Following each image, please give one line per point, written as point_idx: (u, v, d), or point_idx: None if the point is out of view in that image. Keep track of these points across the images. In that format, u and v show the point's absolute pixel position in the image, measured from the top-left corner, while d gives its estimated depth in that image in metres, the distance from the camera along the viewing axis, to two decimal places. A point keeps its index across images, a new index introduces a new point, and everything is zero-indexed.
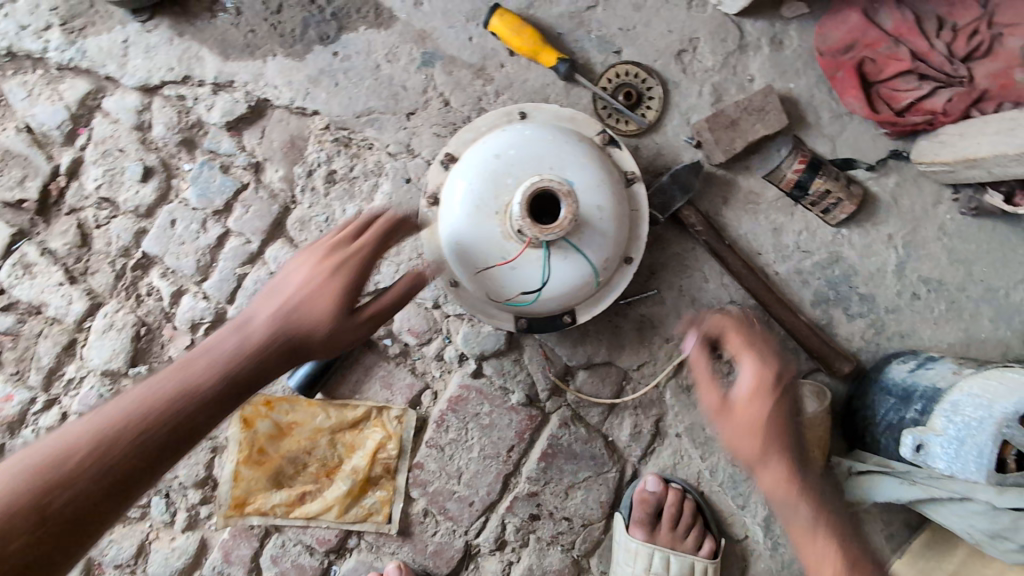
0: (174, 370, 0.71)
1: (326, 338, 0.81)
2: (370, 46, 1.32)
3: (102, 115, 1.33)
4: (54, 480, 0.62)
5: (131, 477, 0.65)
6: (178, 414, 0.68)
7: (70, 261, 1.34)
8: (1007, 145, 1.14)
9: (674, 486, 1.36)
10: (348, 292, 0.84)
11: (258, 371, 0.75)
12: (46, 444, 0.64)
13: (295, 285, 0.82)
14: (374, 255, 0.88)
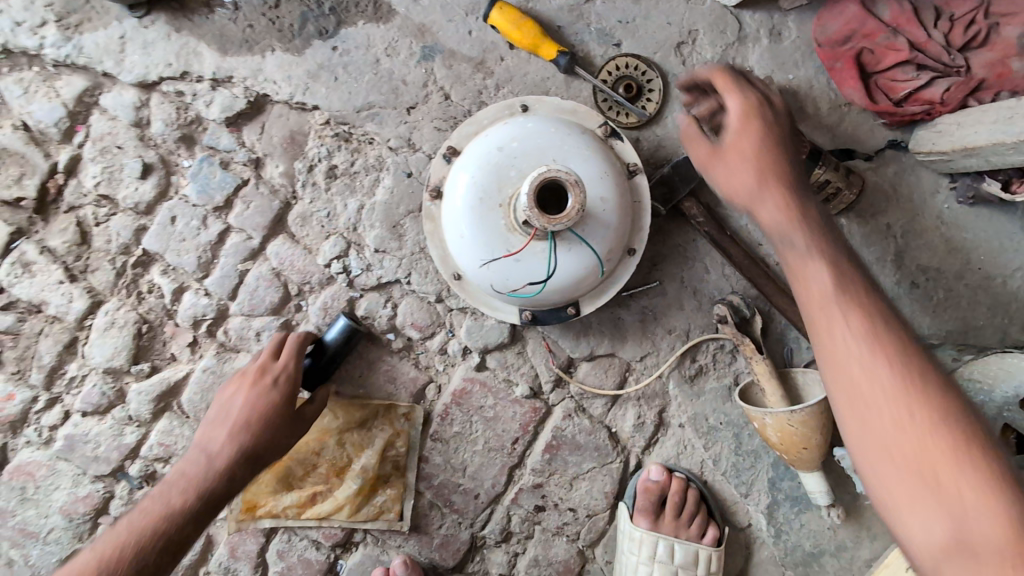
0: (184, 488, 1.10)
1: (280, 446, 1.18)
2: (370, 40, 1.31)
3: (100, 111, 1.32)
4: (149, 541, 1.04)
5: (162, 560, 1.05)
6: (178, 520, 1.07)
7: (70, 259, 1.33)
8: (1005, 135, 1.14)
9: (678, 475, 1.37)
10: (278, 413, 1.17)
11: (223, 488, 1.12)
12: (137, 513, 1.08)
13: (241, 417, 1.16)
14: (297, 373, 1.22)
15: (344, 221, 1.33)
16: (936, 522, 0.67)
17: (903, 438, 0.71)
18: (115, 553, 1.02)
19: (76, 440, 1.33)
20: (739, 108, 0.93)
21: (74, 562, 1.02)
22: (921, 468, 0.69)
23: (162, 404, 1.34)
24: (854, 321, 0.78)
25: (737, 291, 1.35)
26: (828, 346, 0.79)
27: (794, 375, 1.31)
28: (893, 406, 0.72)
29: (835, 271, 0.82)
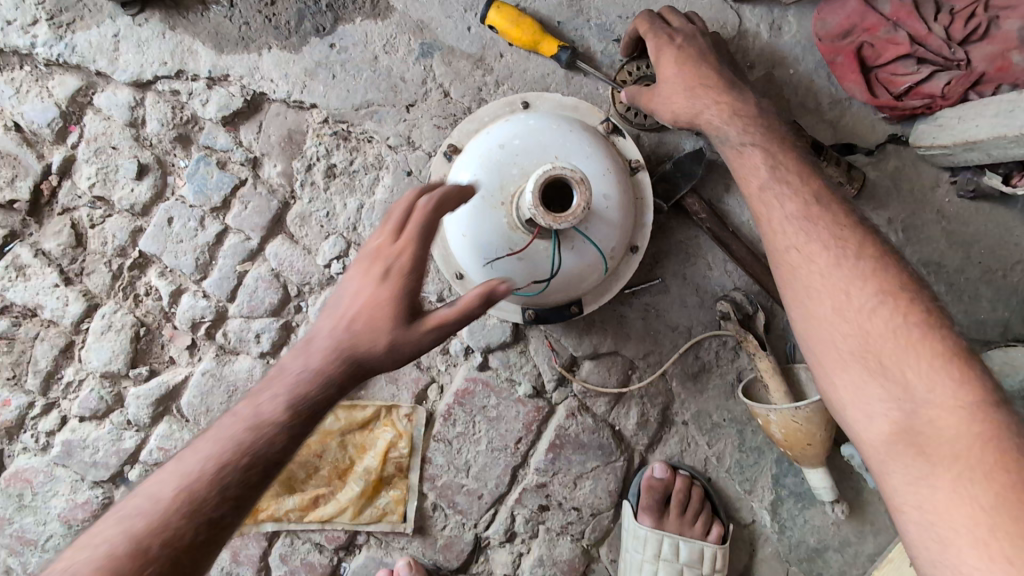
0: (283, 391, 0.82)
1: (384, 356, 0.83)
2: (368, 37, 1.30)
3: (94, 111, 1.30)
4: (235, 467, 0.79)
5: (243, 493, 0.79)
6: (266, 447, 0.80)
7: (66, 262, 1.31)
8: (1007, 128, 1.14)
9: (682, 473, 1.37)
10: (401, 304, 0.83)
11: (325, 396, 0.82)
12: (226, 424, 0.82)
13: (355, 309, 0.83)
14: (424, 251, 0.85)
15: (344, 220, 1.31)
16: (885, 421, 0.83)
17: (858, 353, 0.86)
18: (201, 477, 0.79)
19: (74, 445, 1.31)
20: (673, 75, 1.10)
21: (152, 483, 0.81)
22: (873, 374, 0.84)
23: (161, 408, 1.32)
24: (816, 260, 0.90)
25: (740, 287, 1.34)
26: (793, 285, 0.93)
27: (796, 370, 1.30)
28: (844, 331, 0.87)
29: (797, 214, 0.94)
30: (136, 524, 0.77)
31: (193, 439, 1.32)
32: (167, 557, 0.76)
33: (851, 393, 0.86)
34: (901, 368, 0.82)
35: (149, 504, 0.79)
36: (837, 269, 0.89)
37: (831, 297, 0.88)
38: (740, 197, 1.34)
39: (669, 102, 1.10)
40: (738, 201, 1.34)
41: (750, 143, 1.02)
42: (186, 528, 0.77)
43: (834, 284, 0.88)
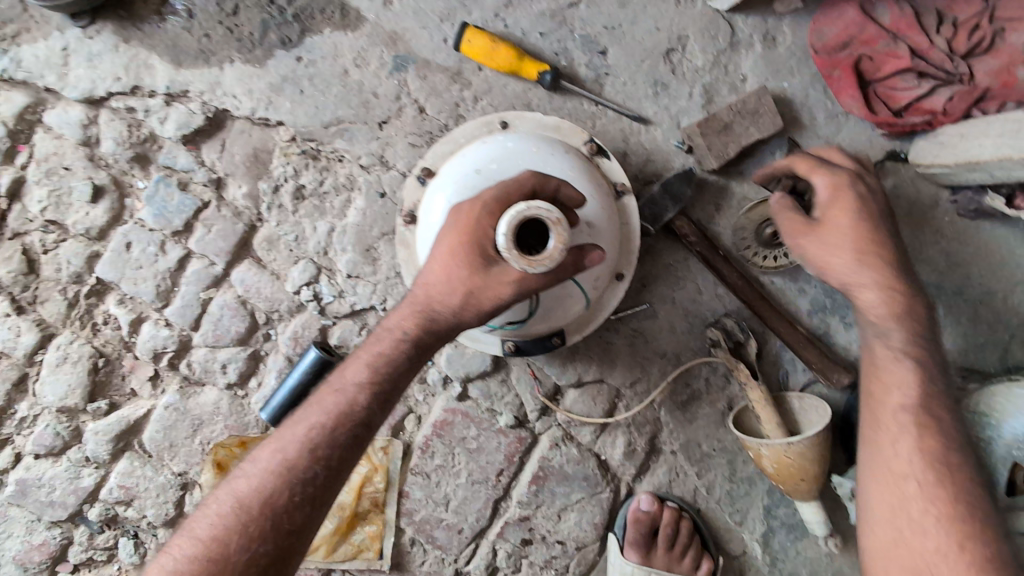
0: (365, 352, 0.93)
1: (460, 307, 0.89)
2: (337, 50, 1.22)
3: (44, 130, 1.21)
4: (329, 426, 0.89)
5: (335, 453, 0.89)
6: (359, 406, 0.91)
7: (16, 290, 1.23)
8: (1012, 150, 1.07)
9: (670, 504, 1.31)
10: (474, 250, 0.87)
11: (402, 353, 0.92)
12: (319, 394, 0.93)
13: (433, 264, 0.91)
14: (503, 199, 0.87)
15: (314, 244, 1.24)
16: (905, 558, 0.90)
17: (898, 497, 0.93)
18: (297, 440, 0.88)
19: (28, 484, 1.24)
20: (830, 195, 1.02)
21: (252, 456, 0.90)
22: (906, 509, 0.92)
23: (121, 443, 1.25)
24: (903, 397, 0.98)
25: (731, 311, 1.28)
26: (869, 415, 1.01)
27: (789, 399, 1.25)
28: (901, 474, 0.94)
29: (887, 333, 1.01)
30: (240, 489, 0.87)
31: (156, 475, 1.25)
32: (267, 518, 0.84)
33: (880, 504, 0.95)
34: (924, 518, 0.90)
35: (252, 468, 0.88)
36: (914, 407, 0.96)
37: (882, 430, 0.98)
38: (732, 218, 1.28)
39: (832, 250, 1.00)
40: (730, 222, 1.28)
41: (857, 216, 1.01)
42: (282, 487, 0.86)
43: (898, 417, 0.97)
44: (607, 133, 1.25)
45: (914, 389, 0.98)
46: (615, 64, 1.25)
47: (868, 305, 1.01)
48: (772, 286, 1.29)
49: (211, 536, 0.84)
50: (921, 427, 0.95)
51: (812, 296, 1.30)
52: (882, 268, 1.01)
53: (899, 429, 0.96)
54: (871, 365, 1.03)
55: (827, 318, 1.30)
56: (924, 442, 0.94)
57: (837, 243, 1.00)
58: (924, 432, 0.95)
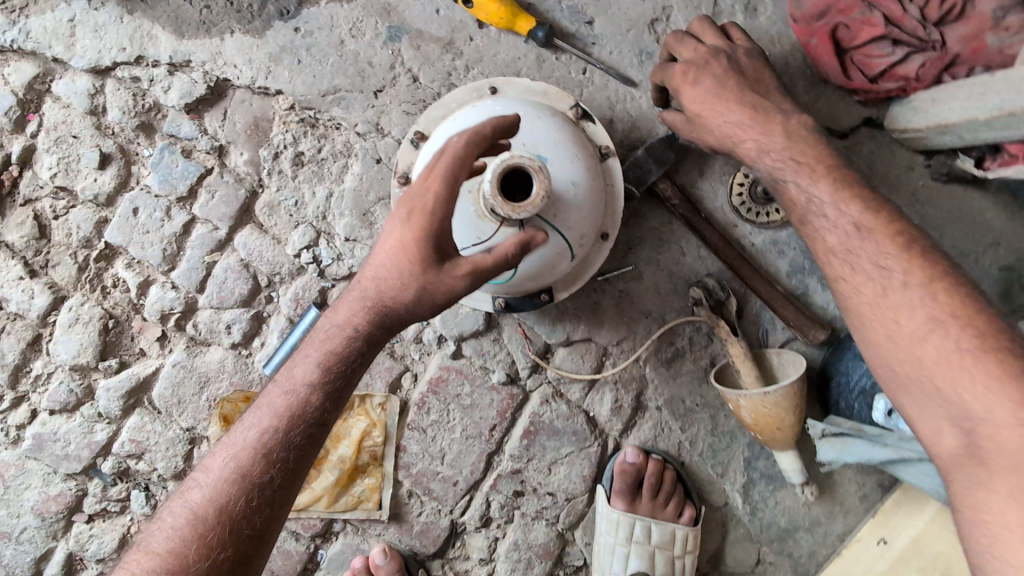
0: (316, 349, 0.91)
1: (414, 302, 0.90)
2: (333, 21, 1.26)
3: (53, 99, 1.26)
4: (282, 429, 0.88)
5: (289, 455, 0.87)
6: (313, 407, 0.89)
7: (29, 254, 1.29)
8: (977, 111, 1.12)
9: (655, 457, 1.38)
10: (427, 245, 0.89)
11: (356, 348, 0.91)
12: (268, 395, 0.92)
13: (382, 262, 0.91)
14: (445, 197, 0.90)
15: (313, 209, 1.30)
16: (940, 411, 0.80)
17: (917, 355, 0.83)
18: (249, 446, 0.87)
19: (45, 438, 1.31)
20: (694, 84, 1.09)
21: (206, 464, 0.89)
22: (926, 355, 0.82)
23: (132, 399, 1.31)
24: (850, 242, 0.94)
25: (713, 272, 1.34)
26: (837, 257, 0.96)
27: (769, 355, 1.31)
28: (893, 314, 0.87)
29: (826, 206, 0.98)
30: (195, 497, 0.86)
31: (166, 430, 1.32)
32: (222, 526, 0.83)
33: (904, 364, 0.85)
34: (930, 333, 0.82)
35: (206, 478, 0.88)
36: (871, 249, 0.92)
37: (856, 295, 0.92)
38: (714, 183, 1.33)
39: (710, 125, 1.08)
40: (712, 187, 1.34)
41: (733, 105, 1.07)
42: (239, 494, 0.85)
43: (870, 266, 0.91)
44: (594, 101, 1.30)
45: (860, 230, 0.94)
46: (601, 34, 1.29)
47: (792, 194, 1.02)
48: (753, 249, 1.35)
49: (169, 547, 0.83)
50: (906, 266, 0.88)
51: (792, 258, 1.35)
52: (764, 135, 1.04)
53: (883, 280, 0.89)
54: (801, 211, 1.01)
55: (805, 279, 1.35)
56: (908, 264, 0.88)
57: (701, 129, 1.10)
58: (902, 268, 0.88)
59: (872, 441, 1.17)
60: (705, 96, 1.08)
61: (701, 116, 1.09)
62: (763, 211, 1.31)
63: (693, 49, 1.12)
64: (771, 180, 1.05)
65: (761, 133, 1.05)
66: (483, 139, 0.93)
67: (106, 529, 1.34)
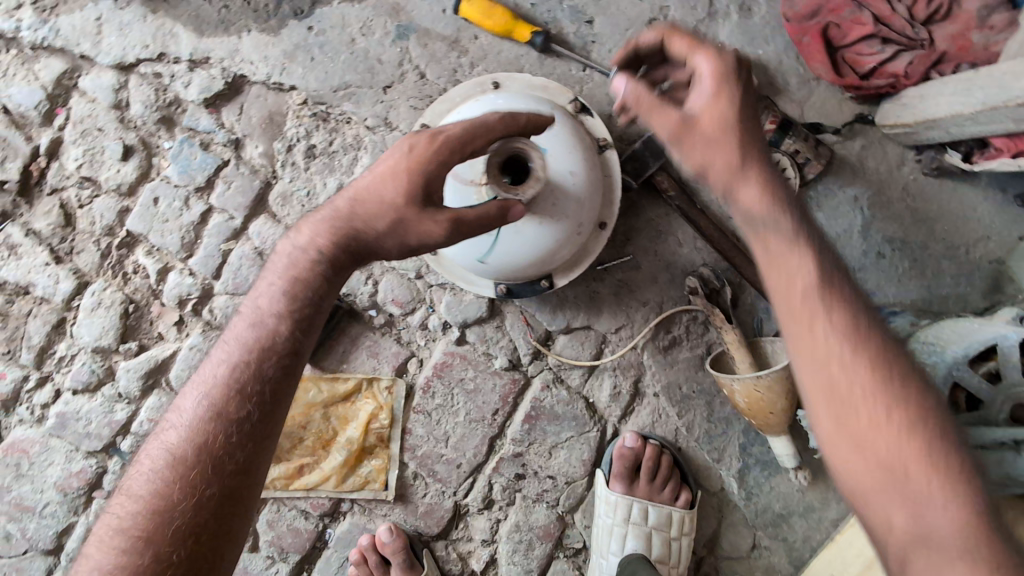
0: (281, 279, 0.94)
1: (387, 232, 0.93)
2: (345, 20, 1.33)
3: (79, 94, 1.33)
4: (254, 360, 0.90)
5: (264, 386, 0.89)
6: (281, 341, 0.91)
7: (55, 241, 1.35)
8: (963, 105, 1.17)
9: (652, 442, 1.42)
10: (418, 186, 0.91)
11: (321, 275, 0.93)
12: (234, 331, 0.94)
13: (363, 189, 0.93)
14: (454, 146, 0.93)
15: (324, 200, 1.36)
16: (889, 488, 0.62)
17: (840, 400, 0.65)
18: (221, 380, 0.89)
19: (68, 417, 1.37)
20: (715, 103, 0.79)
21: (180, 404, 0.91)
22: (861, 421, 0.64)
23: (150, 381, 1.37)
24: (798, 263, 0.70)
25: (709, 262, 1.39)
26: (778, 280, 0.72)
27: (763, 343, 1.36)
28: (831, 356, 0.66)
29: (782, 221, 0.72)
30: (172, 437, 0.88)
31: None
32: (204, 458, 0.85)
33: (829, 418, 0.67)
34: (869, 387, 0.64)
35: (181, 418, 0.90)
36: (820, 285, 0.69)
37: (790, 317, 0.70)
38: None
39: (704, 150, 0.78)
40: None
41: (732, 129, 0.77)
42: (219, 427, 0.86)
43: (810, 296, 0.68)
44: (593, 97, 1.35)
45: (807, 252, 0.71)
46: (600, 33, 1.35)
47: (746, 203, 0.75)
48: (748, 240, 1.40)
49: (151, 487, 0.85)
50: (826, 294, 0.68)
51: None
52: (740, 151, 0.76)
53: (821, 307, 0.68)
54: (761, 232, 0.73)
55: None
56: (827, 300, 0.68)
57: (684, 145, 0.80)
58: (837, 308, 0.68)
59: None
60: (723, 110, 0.78)
61: (695, 118, 0.79)
62: None
63: (715, 59, 0.82)
64: (737, 204, 0.76)
65: (738, 147, 0.76)
66: (511, 124, 0.98)
67: None
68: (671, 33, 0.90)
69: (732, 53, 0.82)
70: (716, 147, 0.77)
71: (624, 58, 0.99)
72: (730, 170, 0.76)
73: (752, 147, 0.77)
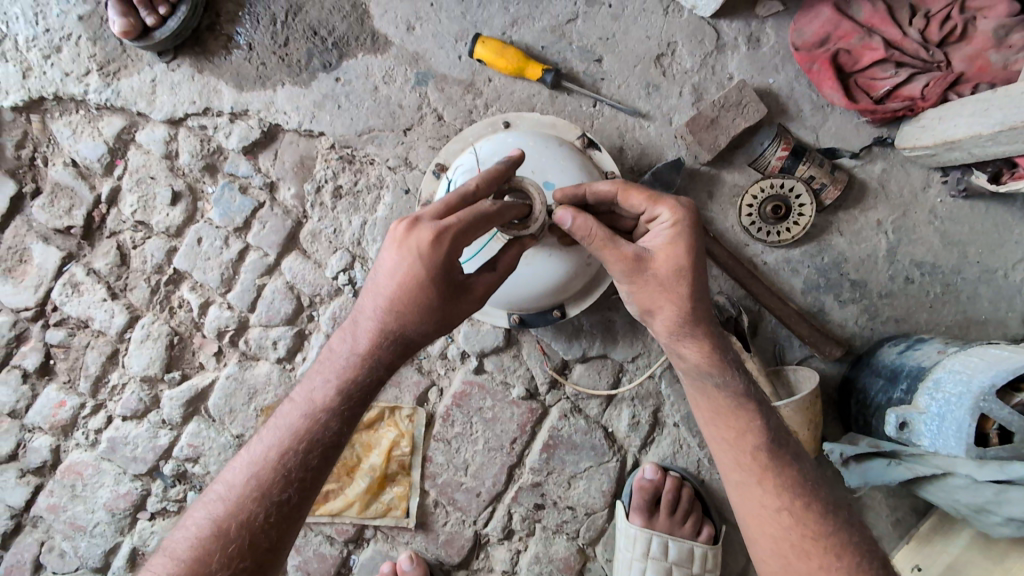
0: (334, 375, 0.92)
1: (431, 331, 0.92)
2: (369, 70, 1.43)
3: (136, 147, 1.48)
4: (301, 450, 0.90)
5: (306, 475, 0.89)
6: (328, 434, 0.91)
7: (112, 279, 1.49)
8: (982, 126, 1.15)
9: (673, 474, 1.40)
10: (443, 279, 0.89)
11: (373, 377, 0.92)
12: (286, 415, 0.93)
13: (395, 286, 0.89)
14: (471, 239, 0.89)
15: (349, 236, 1.44)
16: (780, 554, 0.92)
17: (789, 542, 0.91)
18: (268, 463, 0.89)
19: (118, 441, 1.48)
20: (669, 255, 0.92)
21: (228, 475, 0.92)
22: (802, 565, 0.90)
23: (191, 408, 1.47)
24: (747, 428, 0.96)
25: (725, 291, 1.38)
26: (731, 436, 0.96)
27: (786, 371, 1.33)
28: (776, 509, 0.92)
29: (729, 381, 0.96)
30: (217, 509, 0.89)
31: (218, 436, 1.47)
32: (243, 538, 0.86)
33: (773, 553, 0.92)
34: (767, 483, 0.93)
35: (227, 490, 0.91)
36: (768, 447, 0.94)
37: (746, 470, 0.95)
38: (723, 204, 1.38)
39: (659, 294, 0.93)
40: (721, 208, 1.39)
41: (682, 283, 0.92)
42: (259, 509, 0.88)
43: (760, 455, 0.94)
44: (604, 131, 1.39)
45: (754, 415, 0.96)
46: (609, 71, 1.39)
47: (690, 357, 0.96)
48: (766, 267, 1.39)
49: (191, 556, 0.86)
50: (773, 456, 0.94)
51: (806, 276, 1.38)
52: (689, 302, 0.93)
53: (771, 466, 0.94)
54: (695, 376, 0.98)
55: (820, 296, 1.38)
56: (734, 423, 0.96)
57: (640, 284, 0.93)
58: (782, 469, 0.94)
59: (886, 459, 1.15)
60: (676, 256, 0.92)
61: (651, 256, 0.93)
62: (773, 230, 1.35)
63: (673, 210, 0.93)
64: (677, 352, 0.97)
65: (688, 297, 0.92)
66: (506, 213, 0.93)
67: (165, 527, 1.49)
68: (627, 188, 0.99)
69: (687, 202, 0.95)
70: (665, 294, 0.92)
71: (572, 198, 1.03)
72: (680, 314, 0.93)
73: (698, 294, 0.93)
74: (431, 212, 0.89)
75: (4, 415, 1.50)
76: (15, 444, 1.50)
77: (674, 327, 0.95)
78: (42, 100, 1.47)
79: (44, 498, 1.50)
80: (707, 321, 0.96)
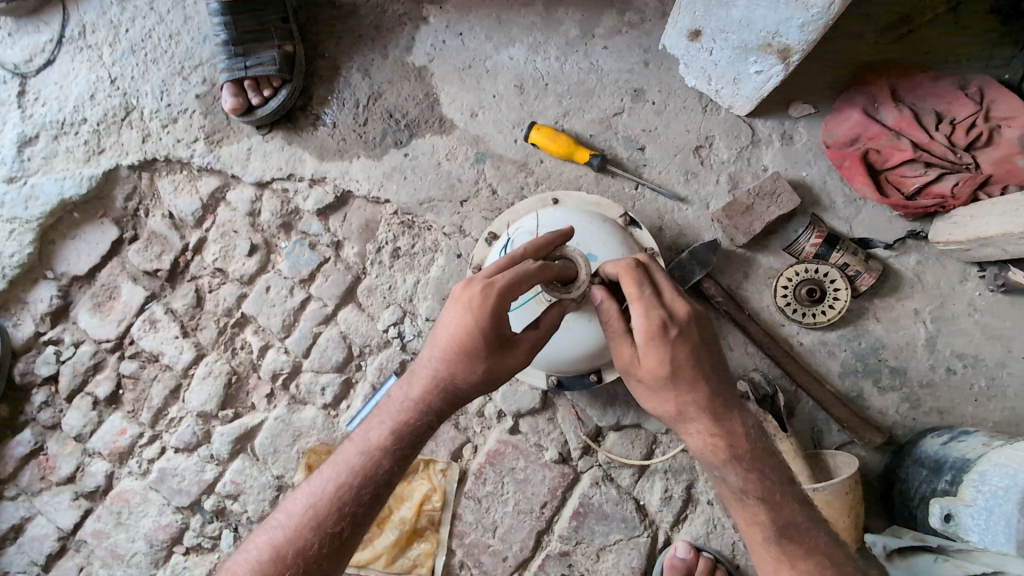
0: (390, 417, 0.99)
1: (480, 381, 0.98)
2: (435, 149, 1.61)
3: (225, 205, 1.67)
4: (356, 486, 0.95)
5: (359, 509, 0.95)
6: (381, 471, 0.96)
7: (186, 318, 1.64)
8: (1013, 225, 1.21)
9: (706, 554, 1.36)
10: (492, 332, 0.95)
11: (425, 422, 0.98)
12: (344, 451, 0.99)
13: (449, 338, 0.96)
14: (515, 297, 0.97)
15: (403, 293, 1.56)
16: None
17: None
18: (325, 495, 0.95)
19: (167, 472, 1.56)
20: (646, 362, 0.95)
21: (287, 505, 0.97)
22: None
23: (239, 445, 1.55)
24: (756, 517, 0.95)
25: (760, 367, 1.41)
26: (742, 523, 0.97)
27: (824, 456, 1.32)
28: None
29: (728, 480, 0.96)
30: (277, 535, 0.94)
31: (260, 476, 1.53)
32: (299, 564, 0.92)
33: None
34: (783, 572, 0.92)
35: (287, 518, 0.96)
36: (777, 540, 0.93)
37: (761, 558, 0.95)
38: (758, 285, 1.45)
39: (649, 392, 0.97)
40: (756, 288, 1.45)
41: (666, 385, 0.94)
42: (314, 538, 0.93)
43: (770, 547, 0.94)
44: (645, 212, 1.51)
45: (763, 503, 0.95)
46: (651, 158, 1.53)
47: (692, 448, 0.99)
48: (801, 347, 1.42)
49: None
50: (787, 548, 0.93)
51: (843, 359, 1.40)
52: (679, 402, 0.94)
53: (785, 558, 0.92)
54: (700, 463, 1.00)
55: (858, 380, 1.39)
56: (747, 512, 0.96)
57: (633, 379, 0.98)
58: (798, 561, 0.92)
59: (934, 555, 1.09)
60: (657, 360, 0.93)
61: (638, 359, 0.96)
62: (809, 312, 1.39)
63: (645, 316, 0.93)
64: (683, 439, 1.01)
65: (676, 397, 0.94)
66: (548, 271, 1.01)
67: (198, 563, 1.53)
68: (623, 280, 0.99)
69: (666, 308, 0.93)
70: (656, 391, 0.96)
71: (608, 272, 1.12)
72: (671, 411, 0.96)
73: (690, 393, 0.94)
74: (482, 272, 0.99)
75: (70, 438, 1.62)
76: (74, 467, 1.60)
77: (673, 419, 0.98)
78: (153, 161, 1.70)
79: (92, 522, 1.57)
80: (706, 415, 0.95)
